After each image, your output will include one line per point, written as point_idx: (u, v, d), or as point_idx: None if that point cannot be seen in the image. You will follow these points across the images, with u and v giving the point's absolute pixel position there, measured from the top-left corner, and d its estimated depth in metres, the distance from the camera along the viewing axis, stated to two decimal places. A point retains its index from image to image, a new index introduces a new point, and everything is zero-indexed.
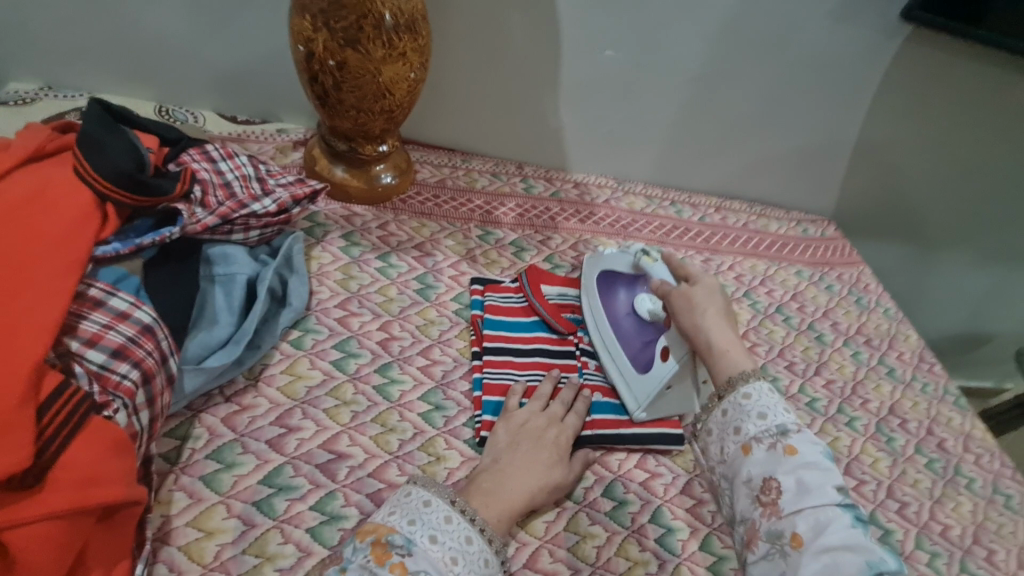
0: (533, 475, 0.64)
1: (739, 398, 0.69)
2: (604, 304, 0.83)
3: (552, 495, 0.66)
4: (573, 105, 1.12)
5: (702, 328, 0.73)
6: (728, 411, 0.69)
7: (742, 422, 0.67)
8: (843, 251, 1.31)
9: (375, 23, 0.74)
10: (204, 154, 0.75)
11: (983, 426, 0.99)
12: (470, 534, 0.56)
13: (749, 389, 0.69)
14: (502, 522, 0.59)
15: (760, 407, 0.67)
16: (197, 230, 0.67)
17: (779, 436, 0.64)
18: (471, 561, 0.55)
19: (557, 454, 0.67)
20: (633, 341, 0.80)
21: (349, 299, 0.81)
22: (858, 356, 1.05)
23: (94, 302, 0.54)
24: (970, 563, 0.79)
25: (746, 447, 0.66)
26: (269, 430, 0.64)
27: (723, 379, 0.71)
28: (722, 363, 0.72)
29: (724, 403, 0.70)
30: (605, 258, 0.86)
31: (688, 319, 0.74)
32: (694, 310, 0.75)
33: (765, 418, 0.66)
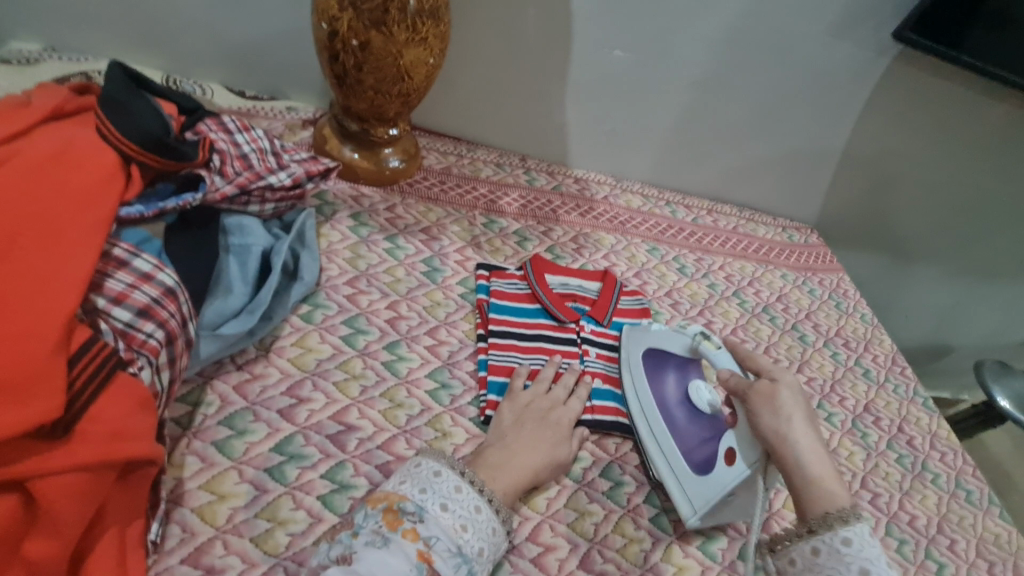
0: (537, 453, 0.66)
1: (838, 544, 0.54)
2: (656, 393, 0.77)
3: (554, 473, 0.68)
4: (579, 102, 1.15)
5: (791, 440, 0.60)
6: (822, 553, 0.55)
7: (839, 573, 0.54)
8: (825, 259, 1.37)
9: (400, 7, 0.75)
10: (221, 126, 0.75)
11: (948, 427, 1.06)
12: (479, 504, 0.57)
13: (849, 533, 0.54)
14: (507, 495, 0.61)
15: (863, 560, 0.53)
16: (217, 199, 0.68)
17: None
18: (479, 530, 0.56)
19: (560, 434, 0.70)
20: (688, 436, 0.73)
21: (357, 277, 0.82)
22: (837, 356, 1.11)
23: (119, 261, 0.54)
24: (934, 550, 0.84)
25: None
26: (280, 400, 0.65)
27: (817, 517, 0.56)
28: (815, 495, 0.57)
29: (817, 541, 0.56)
30: (655, 337, 0.79)
31: (769, 420, 0.61)
32: (778, 411, 0.61)
33: (868, 575, 0.53)
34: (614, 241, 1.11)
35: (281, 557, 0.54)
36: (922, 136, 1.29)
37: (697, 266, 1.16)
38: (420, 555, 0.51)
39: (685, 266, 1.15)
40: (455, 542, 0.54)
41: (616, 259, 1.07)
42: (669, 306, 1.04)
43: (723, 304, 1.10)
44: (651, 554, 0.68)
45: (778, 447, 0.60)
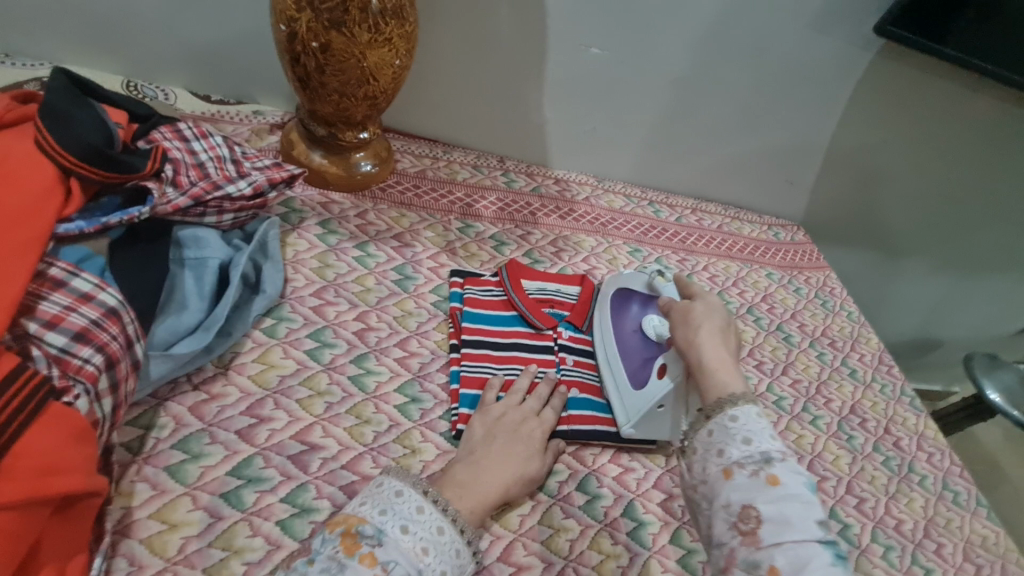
0: (507, 467, 0.64)
1: (727, 419, 0.59)
2: (614, 322, 0.82)
3: (526, 488, 0.66)
4: (557, 101, 1.12)
5: (698, 342, 0.68)
6: (714, 432, 0.60)
7: (727, 445, 0.58)
8: (811, 256, 1.35)
9: (361, 7, 0.72)
10: (176, 132, 0.72)
11: (935, 426, 1.05)
12: (442, 524, 0.55)
13: (736, 411, 0.60)
14: (475, 513, 0.59)
15: (747, 432, 0.58)
16: (168, 210, 0.64)
17: (762, 463, 0.55)
18: (443, 552, 0.53)
19: (533, 447, 0.67)
20: (634, 358, 0.78)
21: (325, 287, 0.79)
22: (823, 357, 1.09)
23: (55, 282, 0.51)
24: (921, 556, 0.83)
25: (727, 472, 0.57)
26: (239, 421, 0.62)
27: (711, 400, 0.62)
28: (712, 382, 0.64)
29: (708, 419, 0.61)
30: (623, 277, 0.85)
31: (682, 329, 0.70)
32: (692, 321, 0.70)
33: (751, 444, 0.57)
34: (594, 244, 1.08)
35: None
36: (908, 129, 1.27)
37: (680, 266, 1.14)
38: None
39: (668, 267, 1.12)
40: (416, 567, 0.51)
41: (596, 262, 1.05)
42: None
43: None
44: (627, 570, 0.66)
45: (687, 350, 0.68)
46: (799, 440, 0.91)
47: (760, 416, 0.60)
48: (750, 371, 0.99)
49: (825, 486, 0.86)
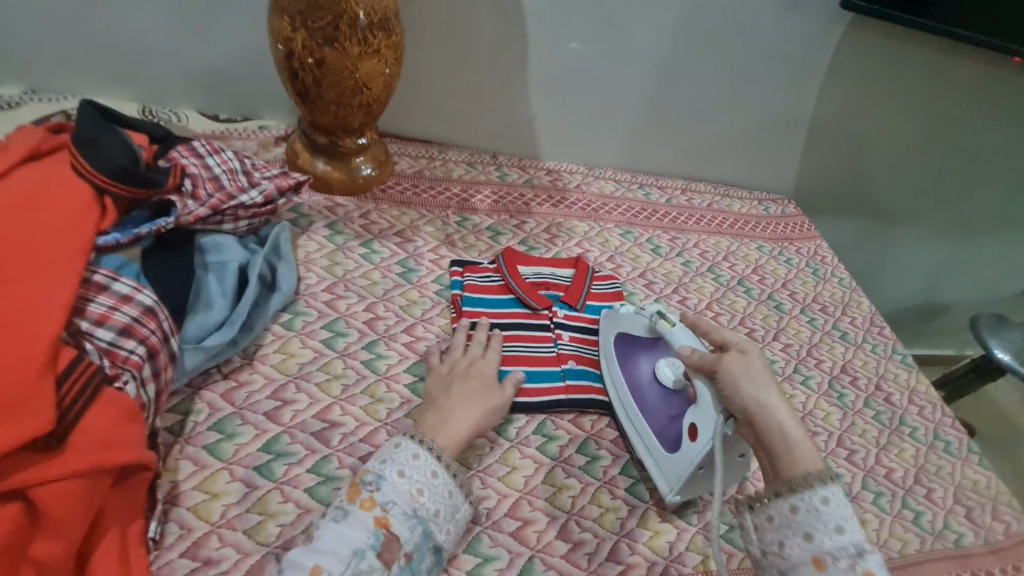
0: (467, 399, 0.70)
1: (816, 501, 0.56)
2: (627, 377, 0.81)
3: (495, 416, 0.71)
4: (542, 95, 1.18)
5: (770, 407, 0.61)
6: (801, 514, 0.56)
7: (814, 529, 0.55)
8: (802, 228, 1.39)
9: (350, 23, 0.79)
10: (192, 149, 0.79)
11: (926, 381, 1.09)
12: (436, 469, 0.61)
13: (825, 493, 0.56)
14: (450, 440, 0.65)
15: (839, 518, 0.55)
16: (191, 220, 0.71)
17: (856, 555, 0.53)
18: (435, 492, 0.60)
19: (487, 380, 0.74)
20: (659, 416, 0.76)
21: (335, 283, 0.86)
22: (814, 322, 1.14)
23: (99, 286, 0.59)
24: (910, 500, 0.88)
25: (817, 561, 0.54)
26: (266, 404, 0.70)
27: (798, 477, 0.57)
28: (795, 455, 0.59)
29: (794, 498, 0.57)
30: (623, 324, 0.82)
31: (749, 389, 0.63)
32: (756, 381, 0.63)
33: (843, 533, 0.54)
34: (587, 229, 1.14)
35: (272, 545, 0.59)
36: (887, 96, 1.31)
37: (672, 245, 1.19)
38: (377, 523, 0.57)
39: (659, 246, 1.17)
40: (411, 506, 0.58)
41: (589, 246, 1.11)
42: (643, 286, 1.07)
43: (698, 280, 1.13)
44: (626, 521, 0.72)
45: (758, 413, 0.61)
46: (790, 400, 0.96)
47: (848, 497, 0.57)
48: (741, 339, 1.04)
49: (816, 441, 0.91)
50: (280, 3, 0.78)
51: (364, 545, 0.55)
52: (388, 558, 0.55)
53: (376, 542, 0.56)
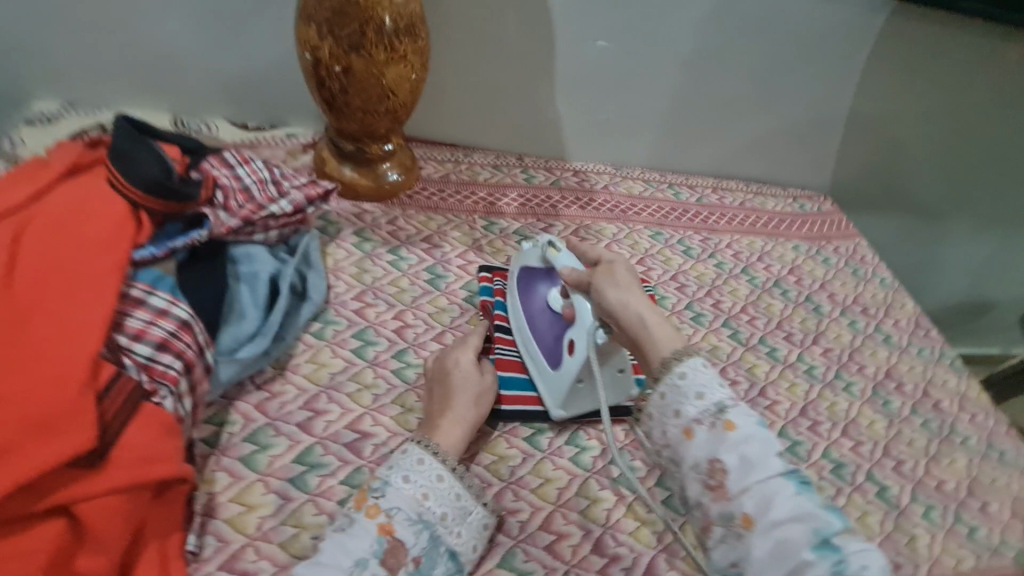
0: (452, 393, 0.70)
1: (675, 378, 0.58)
2: (523, 304, 0.82)
3: (485, 402, 0.71)
4: (568, 95, 1.16)
5: (628, 305, 0.65)
6: (665, 394, 0.58)
7: (681, 404, 0.57)
8: (840, 226, 1.34)
9: (376, 30, 0.78)
10: (223, 160, 0.80)
11: (977, 387, 1.04)
12: (442, 473, 0.61)
13: (683, 368, 0.59)
14: (451, 439, 0.65)
15: (698, 386, 0.57)
16: (223, 232, 0.72)
17: (715, 412, 0.56)
18: (440, 495, 0.59)
19: (468, 367, 0.73)
20: (546, 338, 0.78)
21: (364, 291, 0.86)
22: (855, 325, 1.09)
23: (136, 301, 0.59)
24: (965, 514, 0.84)
25: (688, 432, 0.56)
26: (299, 414, 0.70)
27: (656, 362, 0.61)
28: (657, 340, 0.62)
29: (660, 384, 0.59)
30: (524, 256, 0.85)
31: (610, 293, 0.66)
32: (617, 284, 0.67)
33: (704, 397, 0.57)
34: (616, 231, 1.11)
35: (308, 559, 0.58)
36: (928, 88, 1.26)
37: (704, 246, 1.16)
38: (380, 528, 0.55)
39: (691, 248, 1.14)
40: (416, 511, 0.57)
41: (618, 248, 1.08)
42: (675, 289, 1.04)
43: (732, 282, 1.09)
44: (664, 535, 0.69)
45: (618, 312, 0.65)
46: (832, 407, 0.93)
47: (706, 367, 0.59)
48: (779, 343, 1.01)
49: (860, 451, 0.88)
50: (306, 11, 0.78)
51: (367, 554, 0.54)
52: (393, 564, 0.54)
53: (379, 550, 0.54)
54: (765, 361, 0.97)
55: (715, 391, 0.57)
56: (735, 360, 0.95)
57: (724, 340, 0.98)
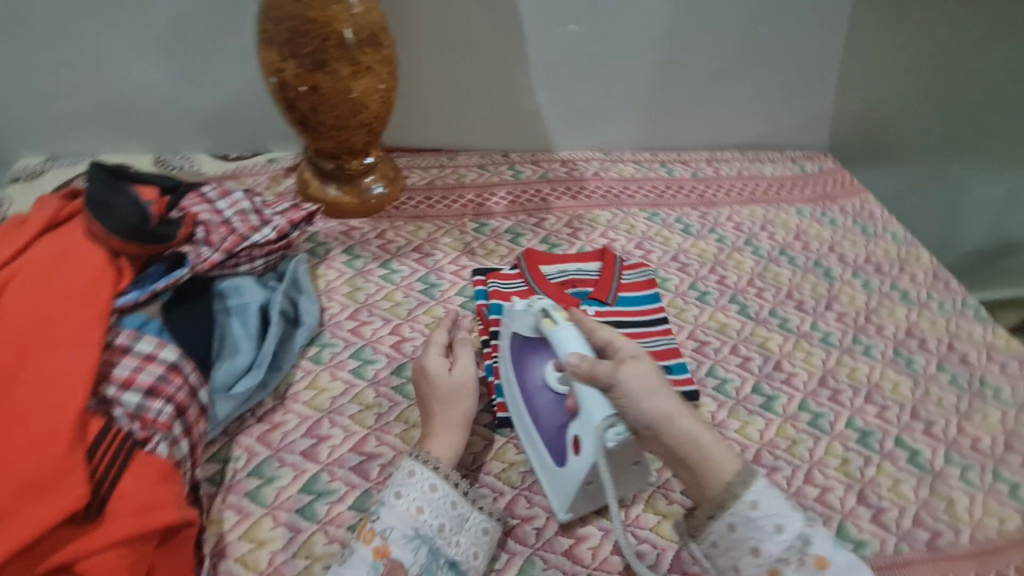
0: (433, 400, 0.68)
1: (747, 508, 0.54)
2: (519, 379, 0.71)
3: (468, 396, 0.69)
4: (546, 85, 1.13)
5: (674, 415, 0.58)
6: (739, 527, 0.54)
7: (760, 540, 0.54)
8: (844, 183, 1.29)
9: (338, 43, 0.76)
10: (201, 195, 0.79)
11: (1005, 335, 0.99)
12: (435, 481, 0.59)
13: (753, 496, 0.55)
14: (445, 447, 0.64)
15: (775, 519, 0.54)
16: (207, 267, 0.71)
17: (800, 546, 0.53)
18: (434, 506, 0.58)
19: (442, 368, 0.70)
20: (548, 426, 0.67)
21: (359, 309, 0.85)
22: (869, 284, 1.05)
23: (122, 349, 0.59)
24: (1003, 471, 0.80)
25: (773, 571, 0.53)
26: (302, 442, 0.69)
27: (720, 490, 0.56)
28: (718, 462, 0.57)
29: (727, 516, 0.55)
30: (515, 318, 0.72)
31: (650, 399, 0.58)
32: (652, 386, 0.59)
33: (782, 531, 0.53)
34: (610, 217, 1.09)
35: None
36: (919, 29, 1.21)
37: (703, 222, 1.12)
38: (377, 551, 0.55)
39: (690, 225, 1.11)
40: (412, 526, 0.57)
41: (614, 235, 1.06)
42: (677, 270, 1.01)
43: (736, 255, 1.06)
44: None
45: (666, 425, 0.58)
46: (853, 374, 0.89)
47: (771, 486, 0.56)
48: (790, 313, 0.97)
49: (886, 416, 0.84)
50: (265, 34, 0.76)
51: None
52: None
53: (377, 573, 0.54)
54: (777, 334, 0.93)
55: (787, 518, 0.54)
56: (746, 336, 0.92)
57: (733, 317, 0.95)
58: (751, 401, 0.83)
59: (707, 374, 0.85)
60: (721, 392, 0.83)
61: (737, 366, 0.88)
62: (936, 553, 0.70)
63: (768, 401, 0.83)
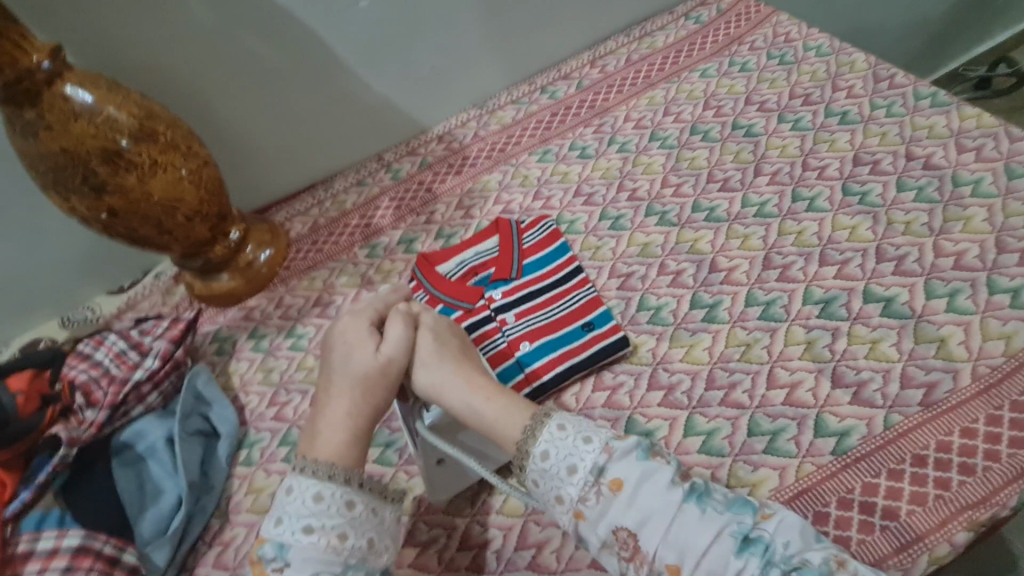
0: (341, 384, 0.59)
1: (537, 461, 0.54)
2: None
3: (385, 387, 0.59)
4: (380, 72, 1.01)
5: (447, 386, 0.59)
6: (538, 482, 0.54)
7: (559, 487, 0.53)
8: (749, 14, 1.10)
9: (104, 157, 0.71)
10: (79, 355, 0.78)
11: (973, 112, 0.84)
12: (351, 498, 0.53)
13: (543, 444, 0.54)
14: (326, 449, 0.55)
15: (565, 460, 0.53)
16: (94, 430, 0.70)
17: (596, 477, 0.52)
18: (357, 526, 0.52)
19: (362, 344, 0.60)
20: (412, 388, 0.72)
21: (276, 392, 0.82)
22: (799, 124, 0.91)
23: (26, 555, 0.61)
24: (1000, 279, 0.68)
25: (578, 512, 0.52)
26: (255, 551, 0.68)
27: (513, 447, 0.56)
28: (500, 421, 0.57)
29: (528, 472, 0.55)
30: None
31: (423, 375, 0.60)
32: (423, 359, 0.61)
33: (574, 470, 0.52)
34: (500, 178, 0.99)
35: None
36: None
37: (600, 137, 1.00)
38: None
39: (587, 147, 0.99)
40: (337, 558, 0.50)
41: (509, 196, 0.96)
42: (583, 205, 0.91)
43: (643, 159, 0.94)
44: None
45: (438, 396, 0.59)
46: (800, 239, 0.78)
47: (565, 429, 0.55)
48: (716, 199, 0.86)
49: (848, 271, 0.73)
50: (38, 181, 0.73)
51: None
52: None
53: None
54: (707, 230, 0.83)
55: (584, 458, 0.53)
56: (673, 248, 0.82)
57: (654, 233, 0.85)
58: (692, 319, 0.75)
59: (639, 309, 0.77)
60: (657, 323, 0.75)
61: (669, 287, 0.78)
62: (935, 410, 0.61)
63: (711, 311, 0.74)
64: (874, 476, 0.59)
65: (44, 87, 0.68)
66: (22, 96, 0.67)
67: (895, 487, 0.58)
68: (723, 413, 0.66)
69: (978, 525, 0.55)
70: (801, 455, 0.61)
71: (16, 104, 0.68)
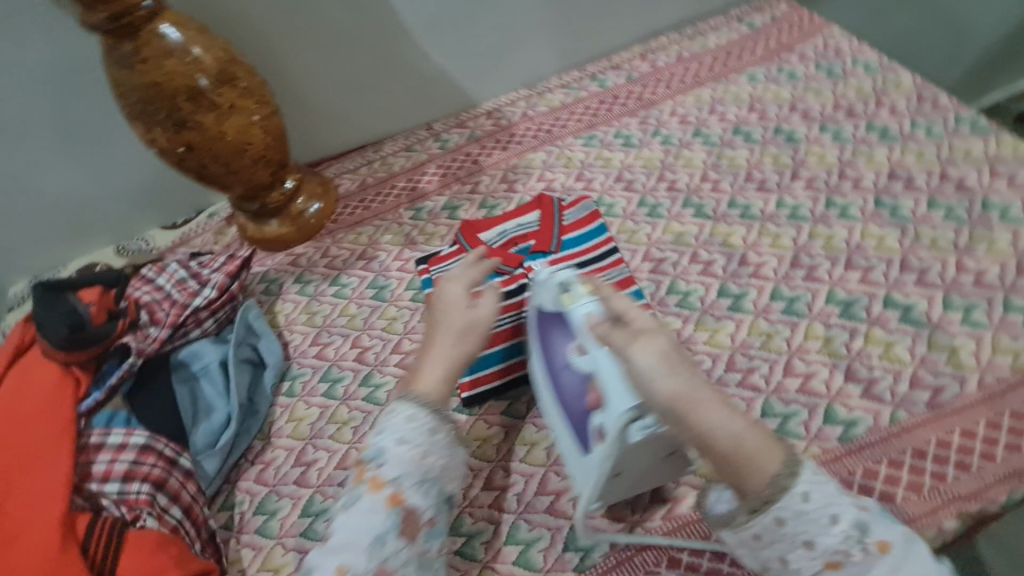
0: (443, 330, 0.64)
1: (798, 500, 0.47)
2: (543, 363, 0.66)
3: (476, 337, 0.64)
4: (437, 42, 1.04)
5: (698, 397, 0.49)
6: (785, 525, 0.47)
7: (814, 534, 0.47)
8: (802, 24, 1.13)
9: (188, 96, 0.76)
10: (142, 278, 0.83)
11: (1010, 141, 0.87)
12: (434, 426, 0.55)
13: (801, 482, 0.48)
14: (429, 386, 0.59)
15: (829, 508, 0.47)
16: (157, 345, 0.77)
17: (859, 534, 0.46)
18: (438, 450, 0.54)
19: (464, 301, 0.66)
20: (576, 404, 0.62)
21: (319, 333, 0.88)
22: (840, 135, 0.94)
23: (97, 446, 0.68)
24: (1016, 299, 0.72)
25: (831, 565, 0.46)
26: (293, 473, 0.74)
27: (760, 487, 0.48)
28: (755, 451, 0.48)
29: (773, 510, 0.47)
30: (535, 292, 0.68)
31: (665, 377, 0.49)
32: (666, 361, 0.50)
33: (838, 520, 0.47)
34: (544, 157, 1.03)
35: None
36: None
37: (644, 128, 1.04)
38: (391, 502, 0.51)
39: (631, 136, 1.03)
40: (418, 473, 0.52)
41: (552, 175, 1.01)
42: (623, 190, 0.96)
43: (685, 153, 0.98)
44: None
45: (687, 411, 0.49)
46: (829, 243, 0.82)
47: (818, 468, 0.49)
48: (752, 198, 0.90)
49: (872, 278, 0.77)
50: (125, 111, 0.78)
51: (382, 533, 0.50)
52: (411, 533, 0.51)
53: (395, 523, 0.50)
54: (740, 226, 0.87)
55: (842, 506, 0.47)
56: (706, 239, 0.86)
57: (689, 223, 0.89)
58: (719, 307, 0.79)
59: (668, 293, 0.82)
60: (685, 307, 0.80)
61: (699, 274, 0.83)
62: (939, 411, 0.66)
63: (737, 301, 0.79)
64: (875, 463, 0.64)
65: (143, 25, 0.73)
66: (123, 30, 0.73)
67: (893, 474, 0.63)
68: (739, 394, 0.71)
69: (966, 516, 0.60)
70: (808, 438, 0.66)
71: (117, 37, 0.74)
